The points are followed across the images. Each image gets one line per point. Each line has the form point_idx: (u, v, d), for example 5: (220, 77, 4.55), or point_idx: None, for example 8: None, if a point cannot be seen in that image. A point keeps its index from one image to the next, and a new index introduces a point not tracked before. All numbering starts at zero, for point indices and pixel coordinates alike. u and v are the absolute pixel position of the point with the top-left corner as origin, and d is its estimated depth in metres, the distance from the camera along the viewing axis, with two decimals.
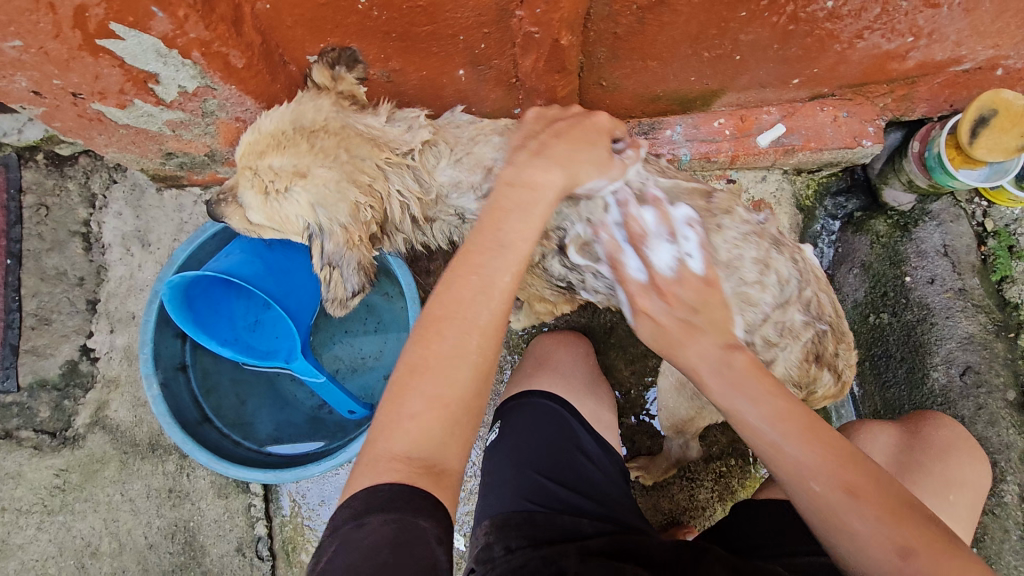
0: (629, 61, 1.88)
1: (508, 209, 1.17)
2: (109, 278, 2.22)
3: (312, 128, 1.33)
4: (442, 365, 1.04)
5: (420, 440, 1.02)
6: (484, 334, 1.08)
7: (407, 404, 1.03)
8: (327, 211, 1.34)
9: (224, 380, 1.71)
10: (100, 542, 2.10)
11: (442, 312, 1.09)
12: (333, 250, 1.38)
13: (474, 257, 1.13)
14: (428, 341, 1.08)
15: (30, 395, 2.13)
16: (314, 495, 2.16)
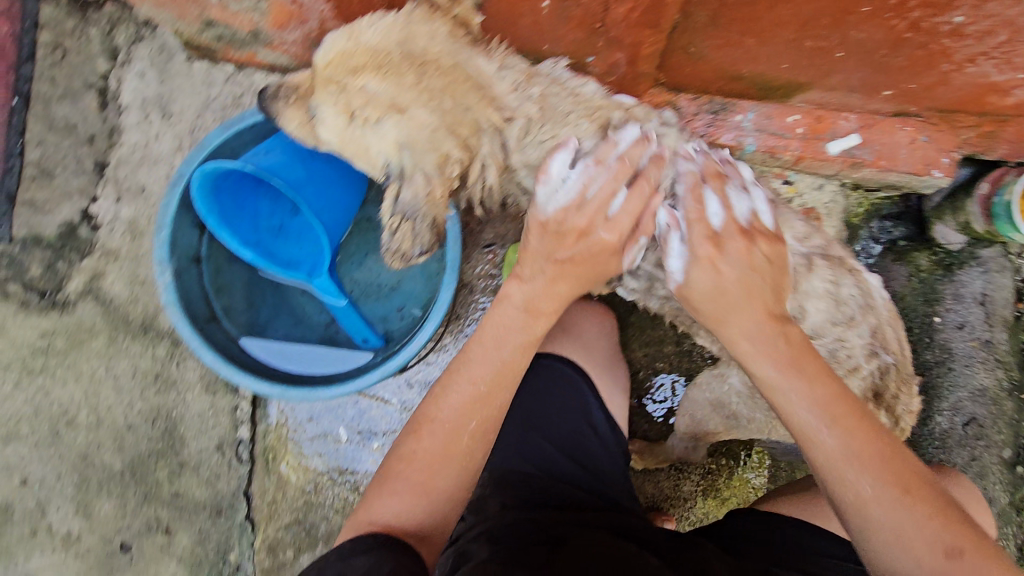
0: (727, 32, 1.69)
1: (501, 315, 1.30)
2: (122, 143, 2.06)
3: (421, 61, 1.24)
4: (428, 457, 1.20)
5: (400, 514, 1.16)
6: (468, 437, 1.22)
7: (394, 483, 1.19)
8: (411, 152, 1.30)
9: (237, 281, 1.62)
10: (77, 412, 2.06)
11: (430, 410, 1.24)
12: (407, 198, 1.37)
13: (468, 361, 1.27)
14: (417, 433, 1.23)
15: (22, 249, 2.01)
16: (303, 410, 2.12)
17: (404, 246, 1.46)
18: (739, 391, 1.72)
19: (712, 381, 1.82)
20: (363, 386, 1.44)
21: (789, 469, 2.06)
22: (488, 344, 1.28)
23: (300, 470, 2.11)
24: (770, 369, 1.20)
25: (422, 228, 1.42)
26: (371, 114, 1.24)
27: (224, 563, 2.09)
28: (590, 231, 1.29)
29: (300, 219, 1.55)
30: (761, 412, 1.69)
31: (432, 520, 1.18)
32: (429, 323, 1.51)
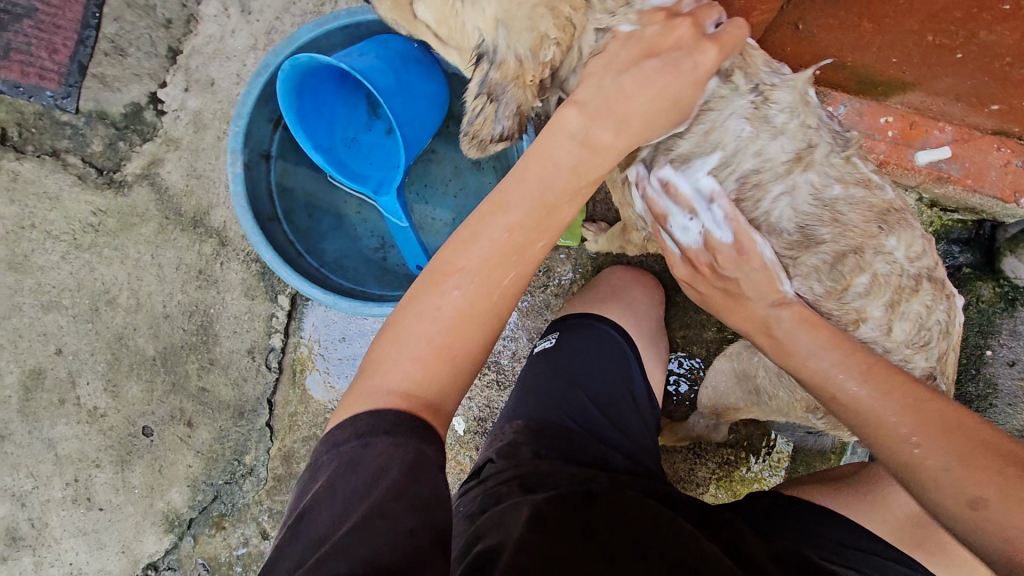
0: (847, 14, 1.65)
1: (550, 151, 1.06)
2: (197, 33, 2.01)
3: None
4: (451, 315, 1.00)
5: (419, 380, 0.98)
6: (500, 290, 1.03)
7: (410, 345, 0.99)
8: (508, 34, 1.12)
9: (299, 186, 1.62)
10: (118, 293, 2.08)
11: (446, 257, 1.03)
12: (494, 81, 1.17)
13: (495, 200, 1.05)
14: (425, 286, 1.03)
15: (86, 123, 2.00)
16: (335, 329, 2.12)
17: (481, 131, 1.26)
18: (768, 365, 1.59)
19: (743, 351, 1.69)
20: None
21: (806, 472, 2.04)
22: (528, 185, 1.05)
23: (325, 388, 2.12)
24: (832, 370, 1.17)
25: (503, 111, 1.22)
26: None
27: (238, 463, 2.13)
28: (665, 60, 1.09)
29: (372, 135, 1.57)
30: (785, 391, 1.56)
31: (444, 391, 1.00)
32: None
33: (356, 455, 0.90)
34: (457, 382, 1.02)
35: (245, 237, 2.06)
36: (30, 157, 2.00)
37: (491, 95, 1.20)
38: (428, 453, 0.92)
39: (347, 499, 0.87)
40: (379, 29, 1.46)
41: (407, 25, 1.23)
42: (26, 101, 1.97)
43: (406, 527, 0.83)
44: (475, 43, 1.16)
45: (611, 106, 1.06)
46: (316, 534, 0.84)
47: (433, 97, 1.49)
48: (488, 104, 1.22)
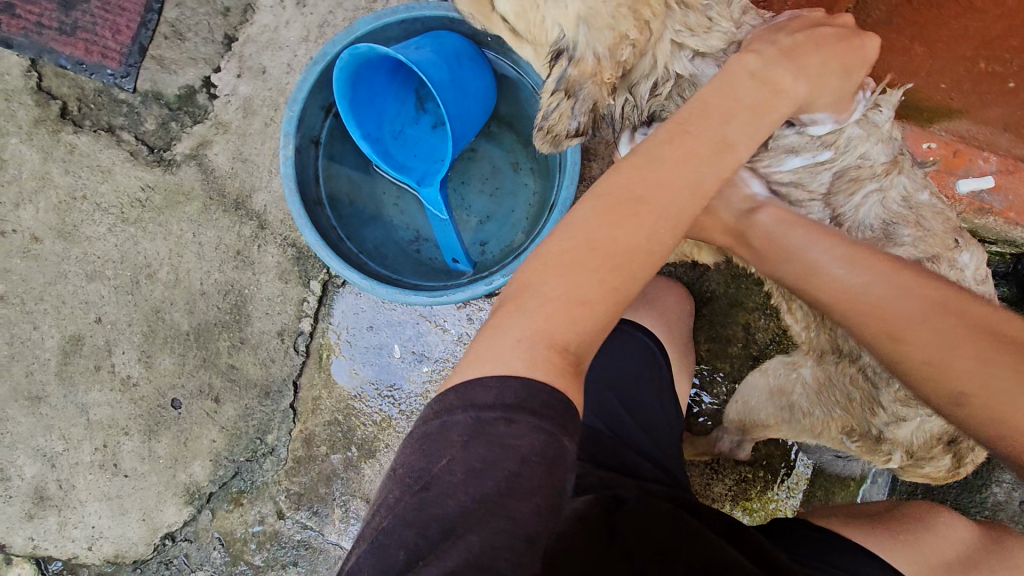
0: (898, 36, 1.65)
1: (727, 95, 1.12)
2: (253, 22, 2.07)
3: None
4: (628, 247, 0.97)
5: (581, 321, 0.93)
6: (671, 229, 1.01)
7: (579, 277, 0.95)
8: (590, 34, 1.16)
9: (343, 174, 1.65)
10: (159, 268, 2.15)
11: (623, 183, 1.01)
12: (572, 77, 1.21)
13: (672, 131, 1.06)
14: (595, 211, 1.00)
15: (141, 102, 2.08)
16: (364, 317, 2.16)
17: (557, 124, 1.30)
18: (806, 382, 1.61)
19: (780, 367, 1.70)
20: (452, 300, 1.46)
21: (825, 497, 2.02)
22: (711, 121, 1.08)
23: (351, 375, 2.17)
24: (863, 291, 1.20)
25: (579, 107, 1.27)
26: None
27: (260, 442, 2.17)
28: (836, 31, 1.26)
29: (419, 128, 1.61)
30: (822, 409, 1.59)
31: (597, 329, 0.96)
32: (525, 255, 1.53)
33: (497, 433, 0.83)
34: (612, 319, 0.98)
35: (284, 222, 2.12)
36: (86, 131, 2.08)
37: (569, 90, 1.24)
38: (568, 449, 0.85)
39: (479, 479, 0.82)
40: (433, 26, 1.51)
41: (484, 19, 1.26)
42: (88, 78, 2.06)
43: (527, 534, 0.81)
44: (554, 40, 1.20)
45: (789, 56, 1.18)
46: (443, 512, 0.81)
47: (482, 95, 1.52)
48: (565, 99, 1.26)
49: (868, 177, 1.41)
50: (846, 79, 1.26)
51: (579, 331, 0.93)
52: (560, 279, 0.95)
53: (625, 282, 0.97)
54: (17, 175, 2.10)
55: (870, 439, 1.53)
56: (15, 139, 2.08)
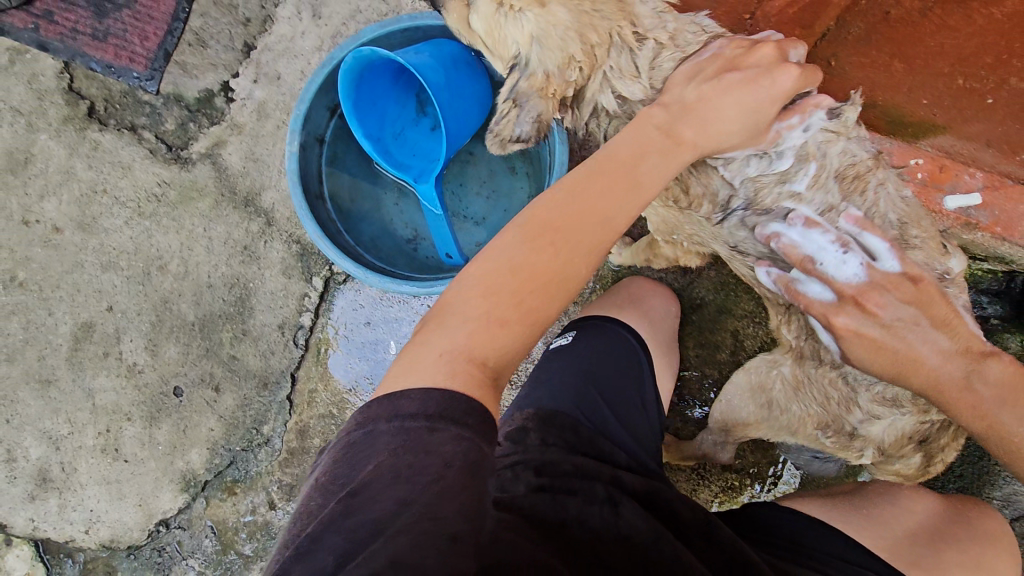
0: (879, 53, 1.71)
1: (645, 138, 1.19)
2: (271, 32, 2.21)
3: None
4: (538, 276, 1.06)
5: (492, 345, 1.02)
6: (582, 259, 1.09)
7: (491, 302, 1.04)
8: (542, 52, 1.28)
9: (346, 172, 1.74)
10: (169, 260, 2.25)
11: (541, 216, 1.09)
12: (523, 88, 1.33)
13: (592, 169, 1.14)
14: (518, 239, 1.08)
15: (164, 104, 2.21)
16: (362, 315, 2.22)
17: (504, 131, 1.39)
18: (787, 378, 1.66)
19: (760, 364, 1.73)
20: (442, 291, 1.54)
21: None
22: (624, 165, 1.15)
23: (346, 370, 2.23)
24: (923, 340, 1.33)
25: (524, 117, 1.36)
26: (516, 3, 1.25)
27: (255, 432, 2.23)
28: (747, 74, 1.24)
29: (418, 130, 1.70)
30: (798, 405, 1.63)
31: (516, 350, 1.05)
32: None
33: (419, 441, 0.89)
34: (530, 341, 1.08)
35: (290, 220, 2.21)
36: (110, 129, 2.21)
37: (517, 98, 1.34)
38: (484, 453, 0.92)
39: (406, 482, 0.87)
40: (434, 35, 1.60)
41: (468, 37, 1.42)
42: (116, 80, 2.20)
43: (451, 531, 0.84)
44: (512, 55, 1.34)
45: (692, 109, 1.24)
46: (372, 514, 0.84)
47: (477, 99, 1.61)
48: (512, 107, 1.36)
49: (866, 172, 1.43)
50: (754, 123, 1.27)
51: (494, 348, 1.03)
52: (480, 299, 1.04)
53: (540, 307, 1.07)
54: (43, 168, 2.23)
55: (844, 435, 1.58)
56: (45, 135, 2.22)
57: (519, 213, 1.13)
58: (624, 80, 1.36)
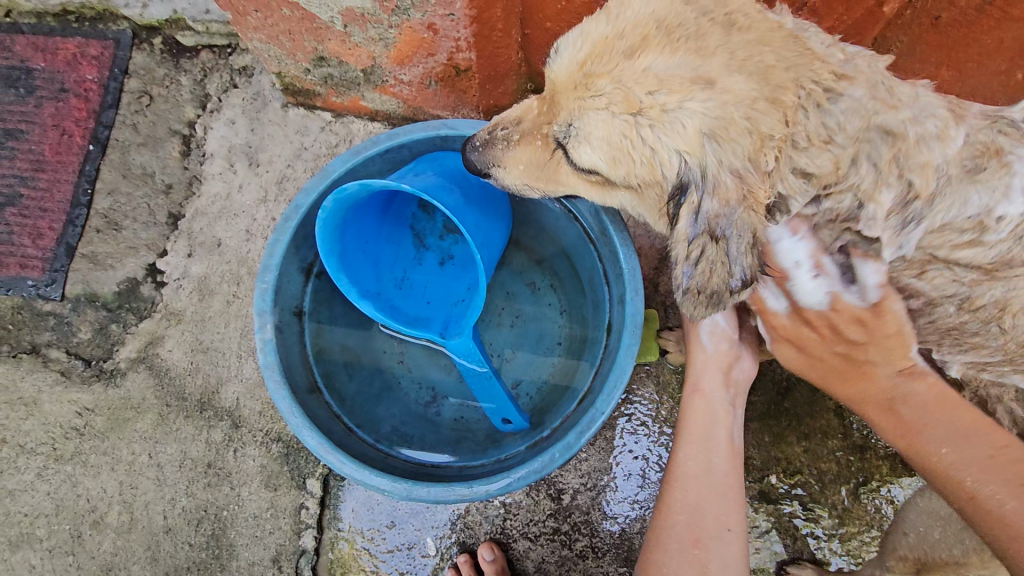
0: (921, 65, 1.33)
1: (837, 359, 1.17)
2: (201, 193, 1.83)
3: (698, 30, 0.89)
4: (702, 458, 1.27)
5: (694, 521, 1.21)
6: (723, 424, 1.32)
7: (677, 490, 1.25)
8: (720, 150, 0.90)
9: (336, 343, 1.31)
10: (107, 511, 1.68)
11: (690, 420, 1.33)
12: (714, 210, 0.96)
13: (697, 395, 1.35)
14: (687, 444, 1.30)
15: (73, 310, 1.74)
16: (383, 513, 1.68)
17: (716, 285, 0.98)
18: None
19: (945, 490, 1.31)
20: (521, 483, 1.06)
21: None
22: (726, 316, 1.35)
23: None
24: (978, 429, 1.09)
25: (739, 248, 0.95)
26: (664, 100, 0.88)
27: None
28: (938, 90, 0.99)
29: (425, 268, 1.33)
30: None
31: (715, 526, 1.20)
32: (607, 398, 1.09)
33: None
34: (728, 511, 1.23)
35: (263, 414, 1.71)
36: (4, 359, 1.72)
37: (715, 228, 0.97)
38: None
39: None
40: (424, 149, 1.25)
41: (545, 184, 1.09)
42: (6, 296, 1.75)
43: None
44: (677, 172, 0.95)
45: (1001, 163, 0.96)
46: None
47: (501, 212, 1.23)
48: (711, 244, 0.98)
49: None
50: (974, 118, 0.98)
51: (721, 457, 1.28)
52: (681, 501, 1.23)
53: (712, 416, 1.33)
54: None
55: None
56: None
57: (686, 394, 1.36)
58: (810, 148, 0.90)
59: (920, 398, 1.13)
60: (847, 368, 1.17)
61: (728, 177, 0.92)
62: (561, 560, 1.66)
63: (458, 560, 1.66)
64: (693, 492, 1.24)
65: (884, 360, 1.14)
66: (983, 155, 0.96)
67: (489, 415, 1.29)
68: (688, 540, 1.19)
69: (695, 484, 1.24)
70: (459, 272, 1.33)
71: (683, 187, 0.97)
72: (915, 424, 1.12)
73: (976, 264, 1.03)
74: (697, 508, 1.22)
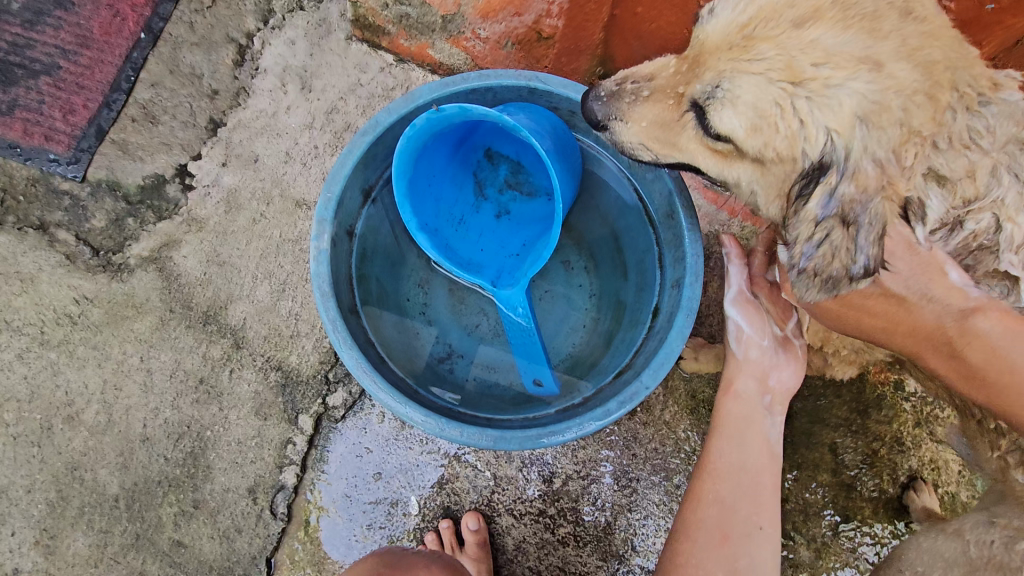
0: None
1: (891, 315, 1.10)
2: (246, 106, 1.77)
3: (875, 11, 0.87)
4: (735, 454, 1.27)
5: (724, 515, 1.23)
6: (755, 420, 1.31)
7: (709, 483, 1.26)
8: (868, 136, 0.90)
9: (375, 276, 1.27)
10: (84, 407, 1.60)
11: (722, 417, 1.32)
12: (850, 195, 0.94)
13: (731, 392, 1.33)
14: (721, 440, 1.29)
15: (90, 195, 1.67)
16: (371, 463, 1.63)
17: None
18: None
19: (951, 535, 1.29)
20: (557, 440, 1.05)
21: None
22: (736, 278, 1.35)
23: (347, 541, 1.61)
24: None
25: (868, 236, 0.94)
26: (828, 74, 0.87)
27: None
28: None
29: (481, 218, 1.31)
30: None
31: (744, 520, 1.23)
32: (654, 374, 1.09)
33: None
34: (758, 505, 1.25)
35: (267, 339, 1.64)
36: (8, 229, 1.64)
37: (848, 212, 0.95)
38: None
39: None
40: (509, 97, 1.23)
41: (661, 148, 1.08)
42: (22, 165, 1.67)
43: None
44: (819, 151, 0.93)
45: None
46: None
47: (573, 174, 1.23)
48: (840, 228, 0.96)
49: None
50: None
51: (756, 456, 1.29)
52: (712, 494, 1.25)
53: (749, 415, 1.31)
54: None
55: None
56: None
57: (720, 389, 1.34)
58: (947, 153, 0.90)
59: (986, 334, 1.03)
60: (888, 306, 1.09)
61: (867, 165, 0.91)
62: (541, 542, 1.64)
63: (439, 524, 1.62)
64: (724, 487, 1.25)
65: (915, 294, 1.05)
66: None
67: (523, 371, 1.29)
68: (717, 535, 1.21)
69: (729, 480, 1.25)
70: (515, 228, 1.32)
71: (822, 167, 0.95)
72: (982, 362, 1.03)
73: None
74: (728, 504, 1.23)
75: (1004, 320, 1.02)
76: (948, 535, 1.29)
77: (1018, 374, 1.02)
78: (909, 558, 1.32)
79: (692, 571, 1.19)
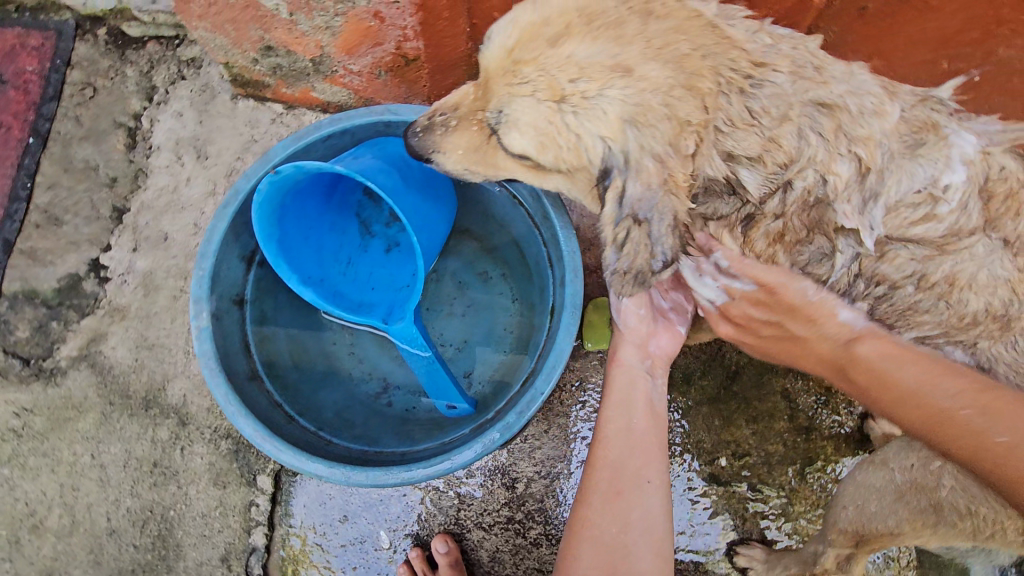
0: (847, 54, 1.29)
1: (799, 353, 1.15)
2: (147, 187, 1.78)
3: (618, 19, 0.92)
4: (623, 416, 1.27)
5: (614, 475, 1.19)
6: (638, 381, 1.33)
7: (600, 447, 1.24)
8: (640, 135, 0.94)
9: (281, 334, 1.30)
10: (46, 515, 1.64)
11: (610, 384, 1.33)
12: (637, 195, 0.99)
13: (616, 362, 1.35)
14: (609, 404, 1.30)
15: (11, 308, 1.70)
16: (336, 506, 1.65)
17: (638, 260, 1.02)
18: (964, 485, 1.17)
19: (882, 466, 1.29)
20: (462, 463, 1.07)
21: None
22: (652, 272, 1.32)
23: None
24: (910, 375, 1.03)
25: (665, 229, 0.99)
26: (585, 87, 0.91)
27: None
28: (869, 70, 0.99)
29: (370, 255, 1.33)
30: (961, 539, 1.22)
31: (635, 477, 1.19)
32: (547, 378, 1.11)
33: None
34: (650, 463, 1.21)
35: (211, 410, 1.66)
36: None
37: (637, 212, 1.00)
38: None
39: None
40: (367, 135, 1.24)
41: (483, 169, 1.10)
42: None
43: None
44: (601, 158, 0.98)
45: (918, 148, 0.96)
46: None
47: (443, 197, 1.24)
48: (635, 227, 1.01)
49: None
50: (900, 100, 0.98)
51: (643, 415, 1.28)
52: (602, 454, 1.22)
53: (632, 381, 1.32)
54: None
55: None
56: None
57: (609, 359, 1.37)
58: (736, 131, 0.94)
59: (871, 358, 1.08)
60: (792, 347, 1.15)
61: (647, 160, 0.96)
62: (516, 548, 1.66)
63: (411, 553, 1.65)
64: (615, 448, 1.23)
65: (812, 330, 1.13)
66: (919, 125, 0.96)
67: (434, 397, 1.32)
68: (610, 491, 1.17)
69: (615, 440, 1.24)
70: (406, 258, 1.33)
71: (606, 171, 1.00)
72: (870, 387, 1.07)
73: (928, 237, 1.00)
74: (616, 462, 1.20)
75: (887, 345, 1.08)
76: (875, 466, 1.30)
77: (925, 386, 1.02)
78: (850, 495, 1.34)
79: (586, 532, 1.14)
